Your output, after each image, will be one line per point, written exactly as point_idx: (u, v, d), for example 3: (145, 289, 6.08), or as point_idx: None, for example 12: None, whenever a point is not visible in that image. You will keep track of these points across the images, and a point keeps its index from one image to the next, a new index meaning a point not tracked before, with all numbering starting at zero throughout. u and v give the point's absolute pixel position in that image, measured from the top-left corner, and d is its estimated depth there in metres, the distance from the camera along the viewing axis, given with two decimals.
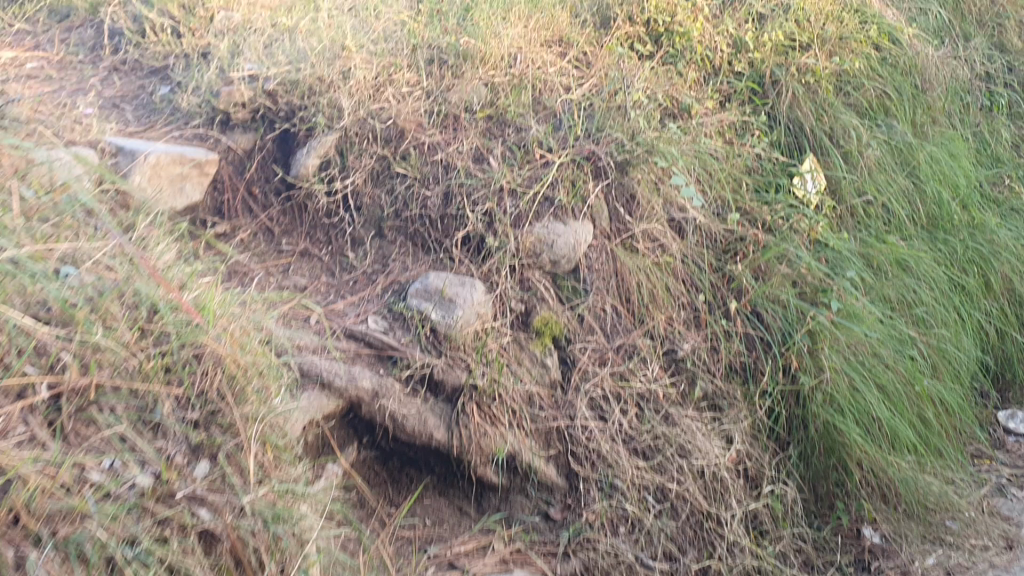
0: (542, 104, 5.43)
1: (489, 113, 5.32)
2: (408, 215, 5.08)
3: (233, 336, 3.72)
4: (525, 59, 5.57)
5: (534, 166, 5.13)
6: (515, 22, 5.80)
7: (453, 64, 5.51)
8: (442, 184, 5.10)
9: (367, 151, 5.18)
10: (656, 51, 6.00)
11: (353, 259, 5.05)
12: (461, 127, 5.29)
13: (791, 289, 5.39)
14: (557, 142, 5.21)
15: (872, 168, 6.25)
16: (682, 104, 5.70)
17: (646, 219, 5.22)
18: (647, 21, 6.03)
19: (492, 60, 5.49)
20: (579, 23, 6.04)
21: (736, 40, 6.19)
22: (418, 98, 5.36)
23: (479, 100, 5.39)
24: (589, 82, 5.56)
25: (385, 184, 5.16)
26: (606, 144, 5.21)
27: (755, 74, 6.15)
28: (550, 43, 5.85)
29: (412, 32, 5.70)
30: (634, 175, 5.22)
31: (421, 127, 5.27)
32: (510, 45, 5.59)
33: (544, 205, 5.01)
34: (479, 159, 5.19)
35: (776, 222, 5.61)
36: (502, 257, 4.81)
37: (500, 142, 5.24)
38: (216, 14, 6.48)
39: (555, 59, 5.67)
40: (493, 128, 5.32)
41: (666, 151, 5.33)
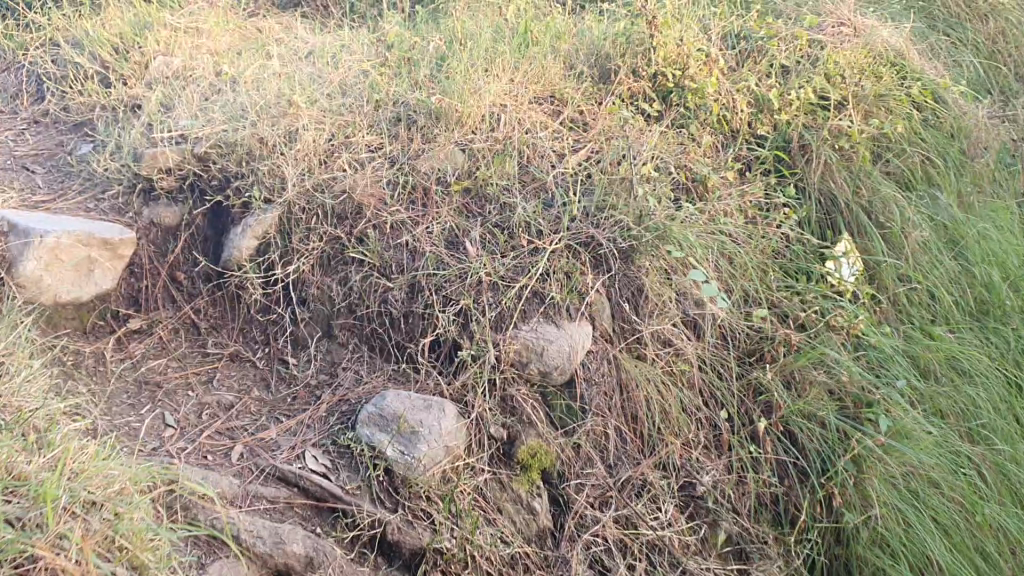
0: (530, 173, 4.51)
1: (464, 186, 4.39)
2: (364, 313, 4.12)
3: (85, 536, 2.74)
4: (508, 120, 4.65)
5: (521, 254, 4.16)
6: (498, 74, 4.90)
7: (424, 125, 4.60)
8: (407, 274, 4.12)
9: (316, 230, 4.27)
10: (664, 111, 5.11)
11: (296, 365, 4.11)
12: (432, 203, 4.34)
13: (830, 403, 4.43)
14: (549, 223, 4.27)
15: (917, 250, 5.26)
16: (697, 174, 4.78)
17: (657, 318, 4.24)
18: (654, 74, 5.12)
19: (471, 121, 4.58)
20: (574, 77, 5.15)
21: (757, 98, 5.31)
22: (380, 167, 4.43)
23: (455, 169, 4.45)
24: (585, 148, 4.69)
25: (338, 271, 4.23)
26: (610, 227, 4.28)
27: (780, 139, 5.25)
28: (539, 99, 4.96)
29: (375, 86, 4.80)
30: (641, 264, 4.26)
31: (383, 205, 4.31)
32: (492, 102, 4.69)
33: (531, 303, 4.05)
34: (455, 242, 4.24)
35: (812, 319, 4.65)
36: (480, 370, 3.84)
37: (480, 222, 4.28)
38: (154, 60, 5.59)
39: (547, 120, 4.76)
40: (473, 204, 4.38)
41: (680, 240, 4.35)
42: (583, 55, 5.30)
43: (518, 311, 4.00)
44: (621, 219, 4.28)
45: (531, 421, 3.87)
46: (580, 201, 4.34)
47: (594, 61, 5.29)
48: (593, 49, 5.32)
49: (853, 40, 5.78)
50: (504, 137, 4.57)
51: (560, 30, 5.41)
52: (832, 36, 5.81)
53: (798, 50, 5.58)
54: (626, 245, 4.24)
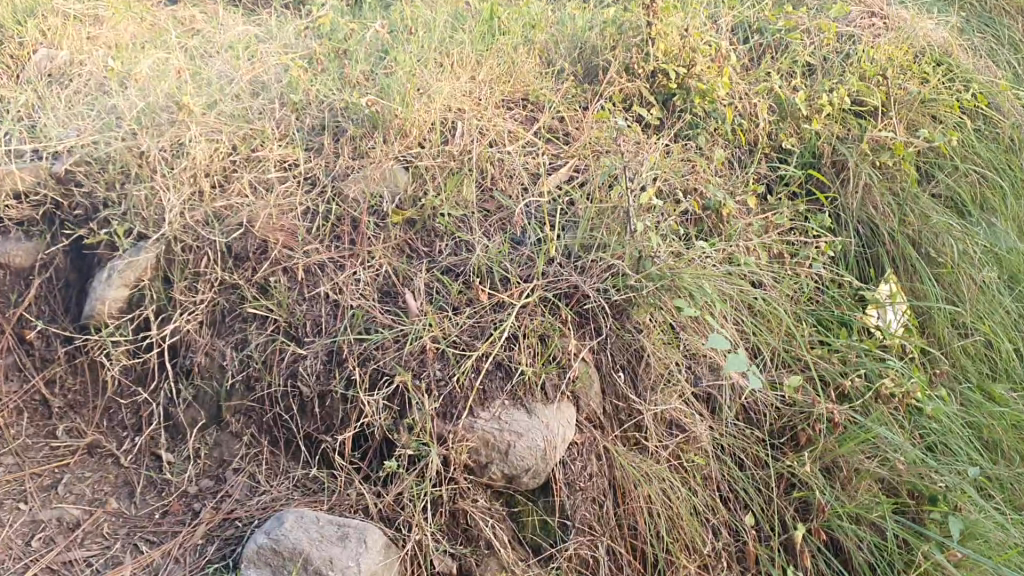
0: (493, 200, 3.44)
1: (406, 217, 3.31)
2: (264, 391, 3.04)
3: None
4: (463, 129, 3.55)
5: (480, 312, 3.06)
6: (453, 73, 3.84)
7: (354, 134, 3.51)
8: (323, 338, 3.06)
9: (207, 275, 3.21)
10: (666, 119, 4.07)
11: (173, 464, 3.04)
12: (363, 238, 3.25)
13: (885, 501, 3.32)
14: (517, 265, 3.20)
15: (977, 295, 4.03)
16: (707, 200, 3.69)
17: (660, 394, 3.14)
18: (652, 72, 4.06)
19: (416, 130, 3.49)
20: (552, 76, 4.10)
21: (777, 103, 4.26)
22: (294, 192, 3.36)
23: (394, 193, 3.36)
24: (566, 165, 3.62)
25: (233, 332, 3.17)
26: (597, 277, 3.16)
27: (809, 151, 4.21)
28: (508, 103, 3.91)
29: (295, 83, 3.70)
30: (640, 323, 3.16)
31: (301, 242, 3.25)
32: (443, 107, 3.60)
33: (492, 377, 2.96)
34: (388, 294, 3.16)
35: (857, 388, 3.57)
36: (423, 482, 2.79)
37: (425, 264, 3.21)
38: (34, 53, 4.48)
39: (517, 128, 3.69)
40: (415, 241, 3.30)
41: (691, 290, 3.19)
42: (563, 52, 4.26)
43: (474, 394, 2.90)
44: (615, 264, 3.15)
45: (492, 547, 2.82)
46: (556, 237, 3.26)
47: (577, 57, 4.25)
48: (575, 42, 4.27)
49: (889, 33, 4.73)
50: (460, 152, 3.49)
51: (535, 16, 4.36)
52: (864, 28, 4.76)
53: (825, 44, 4.53)
54: (620, 301, 3.13)
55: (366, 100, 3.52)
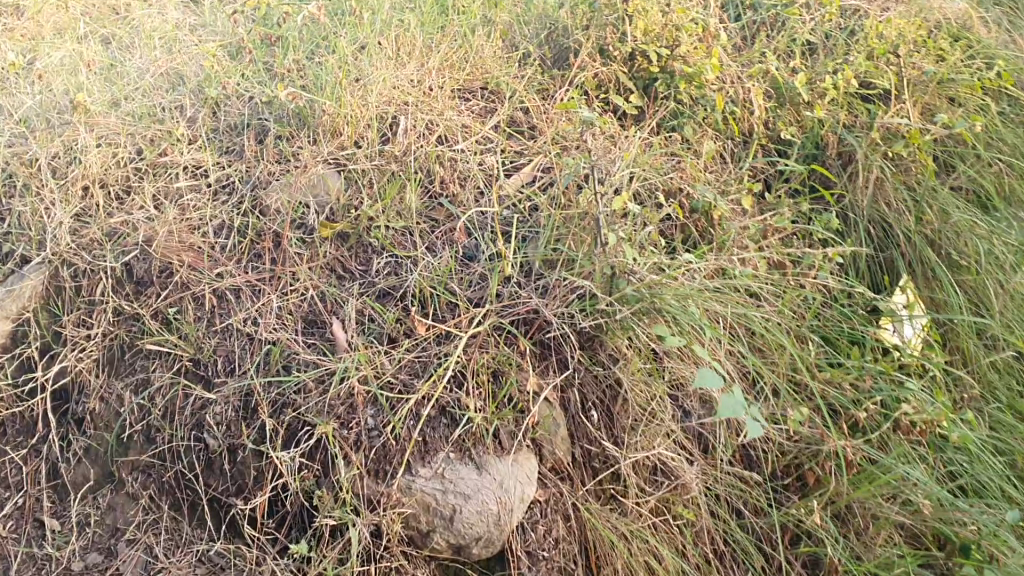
0: (442, 208, 2.95)
1: (337, 230, 2.81)
2: (164, 444, 2.54)
3: None
4: (406, 125, 3.05)
5: (420, 345, 2.56)
6: (399, 61, 3.35)
7: (278, 134, 3.01)
8: (234, 380, 2.54)
9: (102, 306, 2.71)
10: (648, 105, 3.54)
11: (57, 534, 2.56)
12: (286, 258, 2.77)
13: (906, 552, 2.82)
14: (465, 286, 2.71)
15: (1010, 303, 3.47)
16: (695, 201, 3.17)
17: (638, 437, 2.64)
18: (630, 53, 3.54)
19: (350, 127, 2.98)
20: (516, 62, 3.60)
21: (774, 87, 3.74)
22: (207, 203, 2.87)
23: (325, 201, 2.86)
24: (528, 164, 3.12)
25: (132, 372, 2.65)
26: (562, 301, 2.64)
27: (812, 141, 3.70)
28: (464, 92, 3.41)
29: (213, 74, 3.19)
30: (614, 352, 2.64)
31: (215, 263, 2.76)
32: (383, 98, 3.10)
33: (434, 425, 2.45)
34: (313, 323, 2.66)
35: (872, 418, 3.08)
36: (353, 557, 2.33)
37: (358, 285, 2.74)
38: None
39: (472, 122, 3.20)
40: (347, 258, 2.80)
41: (676, 314, 2.61)
42: (529, 34, 3.77)
43: (411, 447, 2.39)
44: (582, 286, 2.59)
45: None
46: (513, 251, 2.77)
47: (545, 40, 3.74)
48: (543, 22, 3.77)
49: (900, 6, 4.22)
50: (401, 152, 2.98)
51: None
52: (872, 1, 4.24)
53: (827, 19, 4.01)
54: (590, 329, 2.59)
55: (291, 93, 3.00)
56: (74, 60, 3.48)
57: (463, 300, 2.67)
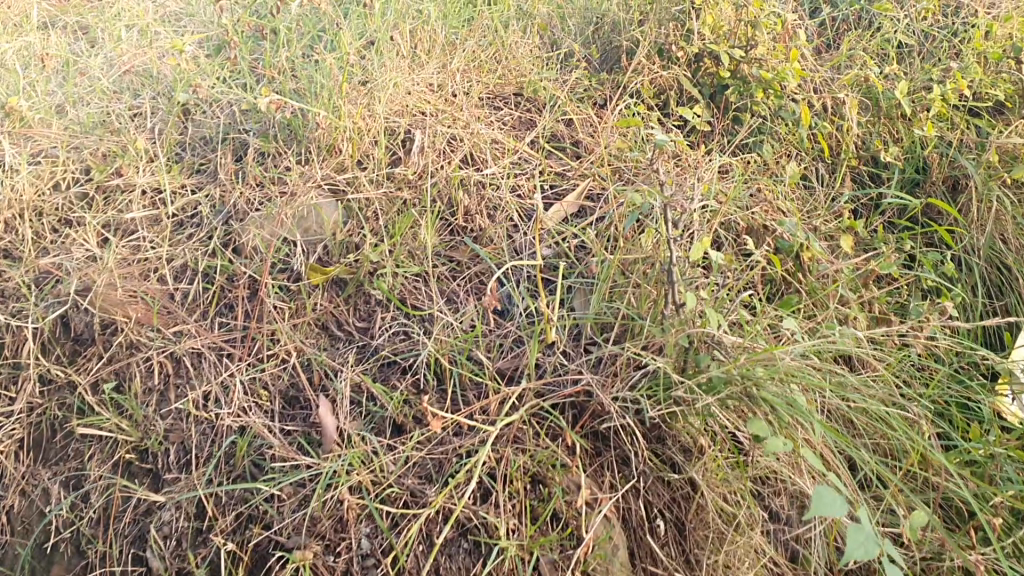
0: (464, 249, 2.31)
1: (332, 276, 2.18)
2: (99, 564, 1.97)
3: None
4: (422, 142, 2.43)
5: (436, 439, 1.94)
6: (415, 61, 2.73)
7: (261, 149, 2.39)
8: (187, 481, 1.97)
9: (28, 375, 2.13)
10: (717, 117, 2.89)
11: None
12: (263, 312, 2.13)
13: None
14: (495, 355, 2.09)
15: None
16: (780, 240, 2.53)
17: (718, 556, 1.94)
18: (696, 54, 2.90)
19: (350, 143, 2.34)
20: (556, 65, 2.98)
21: (869, 95, 3.07)
22: (166, 239, 2.26)
23: (317, 238, 2.25)
24: (573, 191, 2.55)
25: (60, 458, 2.08)
26: (622, 382, 2.00)
27: (912, 165, 2.99)
28: (496, 99, 2.81)
29: (183, 73, 2.57)
30: (697, 443, 1.94)
31: (173, 318, 2.15)
32: (393, 107, 2.49)
33: (450, 553, 1.85)
34: (295, 401, 2.04)
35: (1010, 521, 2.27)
36: None
37: (355, 350, 2.12)
38: None
39: (505, 139, 2.63)
40: (343, 313, 2.17)
41: (775, 405, 1.92)
42: (572, 31, 3.15)
43: None
44: (653, 364, 1.94)
45: None
46: (557, 309, 2.15)
47: (591, 37, 3.11)
48: (590, 16, 3.15)
49: None
50: (416, 176, 2.37)
51: None
52: None
53: (923, 16, 3.27)
54: (660, 420, 1.94)
55: (273, 100, 2.36)
56: (34, 53, 2.91)
57: (493, 374, 2.04)
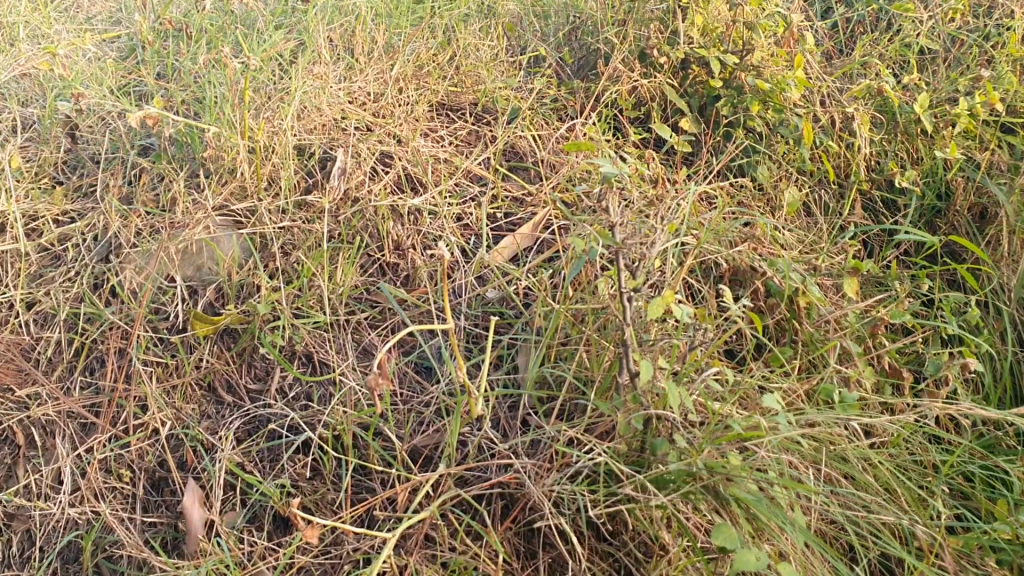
0: (379, 294, 1.91)
1: (221, 325, 1.80)
2: None
3: None
4: (344, 165, 2.05)
5: (323, 541, 1.55)
6: (351, 67, 2.35)
7: (152, 170, 2.00)
8: None
9: None
10: (705, 133, 2.49)
11: None
12: (132, 372, 1.76)
13: None
14: (409, 430, 1.70)
15: None
16: (771, 282, 2.13)
17: None
18: (683, 60, 2.50)
19: (253, 164, 1.95)
20: (522, 71, 2.59)
21: (885, 108, 2.65)
22: (29, 279, 1.89)
23: (211, 279, 1.86)
24: (529, 220, 2.16)
25: None
26: (558, 470, 1.60)
27: (932, 190, 2.58)
28: (449, 109, 2.43)
29: (73, 77, 2.19)
30: (654, 549, 1.57)
31: (25, 377, 1.79)
32: (314, 121, 2.11)
33: None
34: (162, 485, 1.68)
35: None
36: None
37: (241, 421, 1.73)
38: None
39: (450, 158, 2.24)
40: (231, 372, 1.79)
41: (749, 506, 1.50)
42: (544, 31, 2.75)
43: None
44: (592, 458, 1.55)
45: None
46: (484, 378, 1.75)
47: (565, 38, 2.71)
48: (567, 14, 2.75)
49: None
50: (335, 204, 2.00)
51: None
52: None
53: (951, 17, 2.84)
54: (604, 520, 1.56)
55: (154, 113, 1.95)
56: None
57: (402, 456, 1.67)
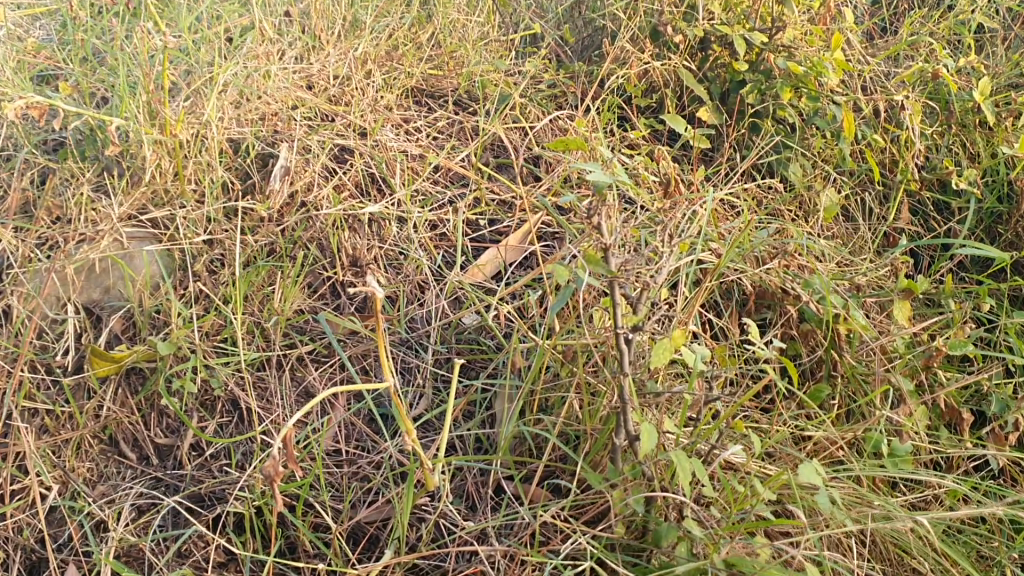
0: (326, 324, 1.57)
1: (127, 365, 1.46)
2: None
3: None
4: (288, 163, 1.69)
5: None
6: (309, 47, 1.99)
7: (59, 170, 1.66)
8: None
9: None
10: (727, 125, 2.12)
11: None
12: (12, 425, 1.43)
13: None
14: (350, 502, 1.36)
15: None
16: (804, 308, 1.77)
17: None
18: (701, 39, 2.13)
19: (176, 163, 1.62)
20: (514, 51, 2.21)
21: (938, 96, 2.27)
22: None
23: (119, 305, 1.53)
24: (516, 229, 1.79)
25: None
26: (534, 563, 1.25)
27: (993, 191, 2.19)
28: (428, 95, 2.06)
29: None
30: None
31: None
32: (256, 112, 1.76)
33: None
34: (41, 570, 1.35)
35: None
36: None
37: (144, 488, 1.40)
38: None
39: (421, 153, 1.88)
40: (135, 425, 1.46)
41: None
42: (543, 7, 2.37)
43: None
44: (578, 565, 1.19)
45: None
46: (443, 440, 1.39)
47: (567, 15, 2.32)
48: None
49: None
50: (276, 211, 1.65)
51: None
52: None
53: None
54: None
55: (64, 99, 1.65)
56: None
57: (340, 539, 1.33)
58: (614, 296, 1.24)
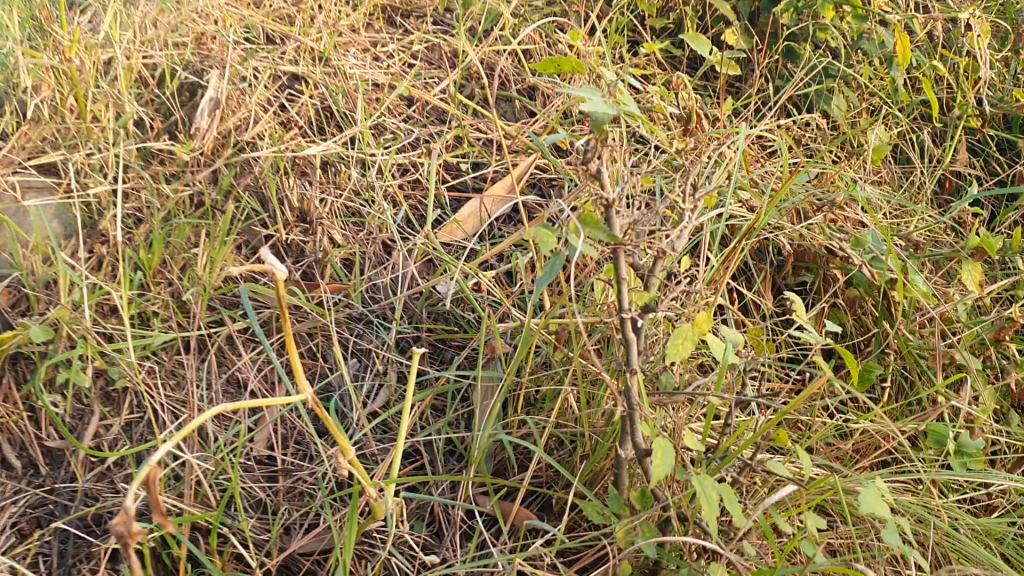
0: (262, 296, 1.27)
1: (9, 348, 1.16)
2: None
3: None
4: (218, 94, 1.40)
5: None
6: None
7: None
8: None
9: None
10: (758, 49, 1.78)
11: None
12: None
13: None
14: (280, 530, 1.07)
15: None
16: (854, 271, 1.45)
17: None
18: None
19: (76, 94, 1.32)
20: None
21: (1006, 15, 1.92)
22: None
23: (5, 273, 1.22)
24: (503, 176, 1.47)
25: None
26: None
27: None
28: (403, 15, 1.73)
29: None
30: None
31: None
32: (184, 34, 1.47)
33: None
34: None
35: None
36: None
37: (28, 510, 1.11)
38: None
39: (389, 83, 1.55)
40: (21, 425, 1.15)
41: None
42: None
43: None
44: None
45: None
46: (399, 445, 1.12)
47: None
48: None
49: None
50: (202, 153, 1.36)
51: None
52: None
53: None
54: None
55: None
56: None
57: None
58: (618, 269, 0.93)
